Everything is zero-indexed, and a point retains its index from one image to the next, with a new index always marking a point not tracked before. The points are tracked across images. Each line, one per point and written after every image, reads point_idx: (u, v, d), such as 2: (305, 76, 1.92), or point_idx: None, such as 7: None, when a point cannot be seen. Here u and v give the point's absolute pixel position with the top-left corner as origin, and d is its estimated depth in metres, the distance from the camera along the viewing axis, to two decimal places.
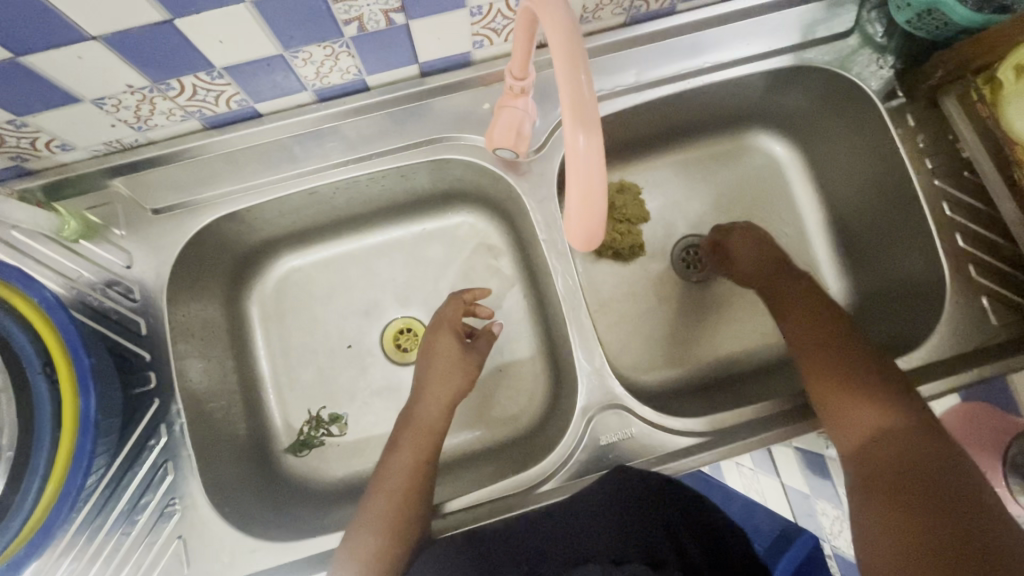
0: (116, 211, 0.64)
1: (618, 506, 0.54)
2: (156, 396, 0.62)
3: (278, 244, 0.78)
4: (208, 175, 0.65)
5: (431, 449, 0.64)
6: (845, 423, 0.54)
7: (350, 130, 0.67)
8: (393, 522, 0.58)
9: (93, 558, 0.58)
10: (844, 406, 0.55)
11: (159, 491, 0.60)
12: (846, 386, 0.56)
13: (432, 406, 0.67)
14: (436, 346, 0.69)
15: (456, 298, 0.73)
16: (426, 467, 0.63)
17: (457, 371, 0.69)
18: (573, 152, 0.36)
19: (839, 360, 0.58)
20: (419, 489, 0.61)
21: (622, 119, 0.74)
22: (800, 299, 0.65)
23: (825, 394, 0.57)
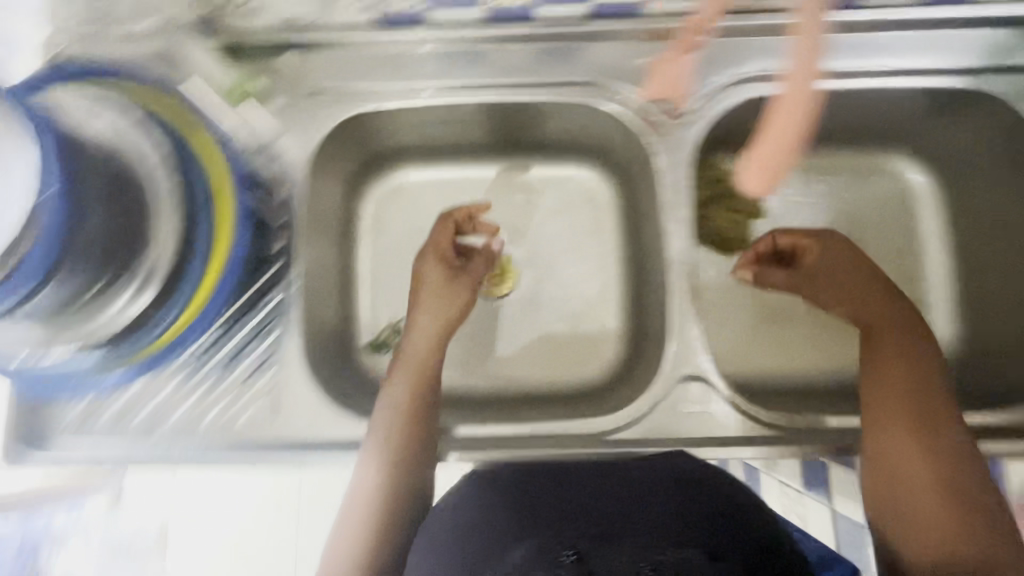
0: (278, 84, 0.68)
1: (679, 510, 0.55)
2: (279, 259, 0.66)
3: (404, 155, 0.81)
4: (367, 70, 0.69)
5: (431, 384, 0.65)
6: (900, 460, 0.55)
7: (505, 57, 0.69)
8: (394, 465, 0.61)
9: (196, 385, 0.64)
10: (888, 442, 0.56)
11: (263, 342, 0.65)
12: (905, 431, 0.56)
13: (422, 343, 0.67)
14: (426, 275, 0.70)
15: (444, 222, 0.73)
16: (417, 405, 0.63)
17: (452, 293, 0.70)
18: (776, 132, 0.43)
19: (905, 406, 0.57)
20: (412, 430, 0.62)
21: None
22: (884, 318, 0.63)
23: (874, 432, 0.57)
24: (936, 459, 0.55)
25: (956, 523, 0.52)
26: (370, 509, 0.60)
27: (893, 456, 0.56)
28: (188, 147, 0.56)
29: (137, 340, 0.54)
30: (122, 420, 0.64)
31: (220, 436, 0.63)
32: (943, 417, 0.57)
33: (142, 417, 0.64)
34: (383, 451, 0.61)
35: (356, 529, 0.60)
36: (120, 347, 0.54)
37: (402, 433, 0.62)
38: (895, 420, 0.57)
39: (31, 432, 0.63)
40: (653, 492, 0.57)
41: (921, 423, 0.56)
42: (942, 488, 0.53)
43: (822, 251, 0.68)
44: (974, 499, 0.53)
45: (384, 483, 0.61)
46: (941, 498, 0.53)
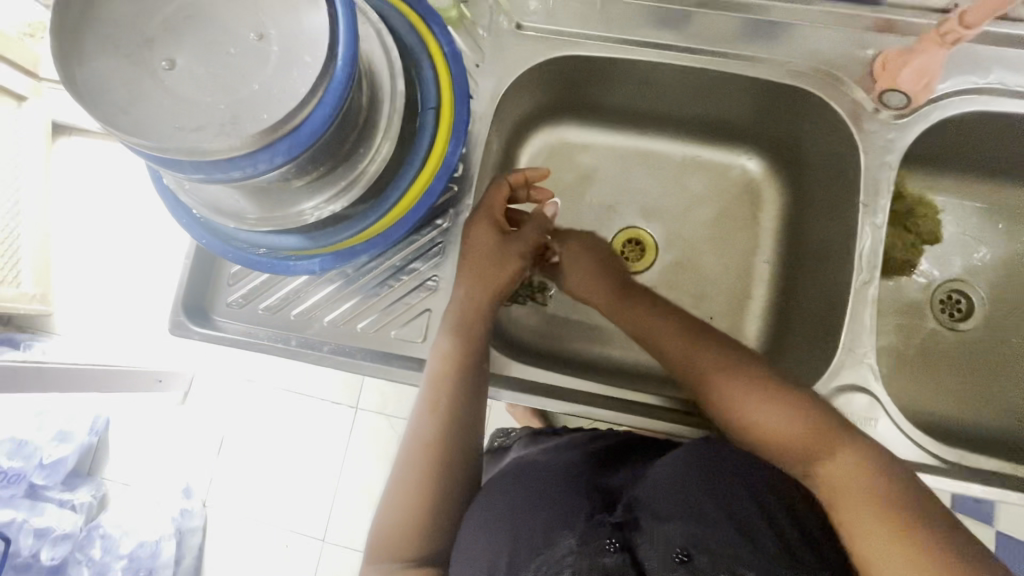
0: (486, 13, 0.68)
1: (708, 488, 0.51)
2: (456, 184, 0.66)
3: (573, 111, 0.80)
4: (575, 15, 0.68)
5: (473, 340, 0.60)
6: (780, 436, 0.52)
7: (719, 26, 0.67)
8: (428, 440, 0.58)
9: (354, 292, 0.65)
10: (749, 420, 0.54)
11: (428, 263, 0.65)
12: (762, 404, 0.54)
13: (460, 307, 0.61)
14: (472, 231, 0.63)
15: (497, 184, 0.65)
16: (451, 376, 0.59)
17: (502, 269, 0.63)
18: None
19: (709, 364, 0.58)
20: (447, 402, 0.59)
21: (991, 128, 0.66)
22: (682, 333, 0.61)
23: (736, 424, 0.55)
24: (800, 421, 0.52)
25: (856, 485, 0.48)
26: (418, 465, 0.57)
27: (769, 426, 0.53)
28: (417, 43, 0.55)
29: (341, 231, 0.55)
30: (276, 313, 0.65)
31: (369, 344, 0.64)
32: (747, 376, 0.56)
33: (298, 310, 0.65)
34: (423, 427, 0.58)
35: (393, 501, 0.57)
36: (324, 235, 0.55)
37: (438, 403, 0.59)
38: (768, 396, 0.54)
39: (194, 299, 0.65)
40: (679, 477, 0.53)
41: (747, 394, 0.54)
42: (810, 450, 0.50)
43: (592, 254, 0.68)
44: (813, 431, 0.51)
45: (433, 439, 0.58)
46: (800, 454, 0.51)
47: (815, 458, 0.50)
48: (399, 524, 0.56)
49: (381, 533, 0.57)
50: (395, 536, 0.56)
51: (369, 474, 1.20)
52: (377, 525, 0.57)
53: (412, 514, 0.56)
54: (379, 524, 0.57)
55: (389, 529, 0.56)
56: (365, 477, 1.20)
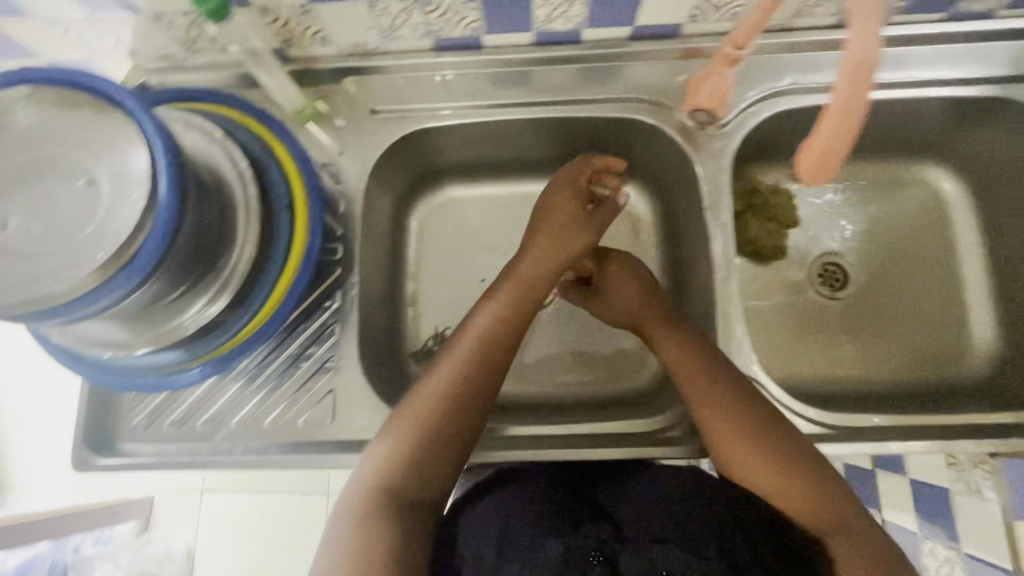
0: (340, 105, 0.73)
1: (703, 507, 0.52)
2: (339, 265, 0.69)
3: (450, 172, 0.85)
4: (423, 92, 0.74)
5: (505, 336, 0.62)
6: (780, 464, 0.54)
7: (553, 78, 0.74)
8: (443, 394, 0.57)
9: (257, 389, 0.66)
10: (740, 446, 0.56)
11: (325, 345, 0.67)
12: (772, 431, 0.56)
13: (506, 303, 0.63)
14: (557, 206, 0.70)
15: (585, 162, 0.72)
16: (479, 364, 0.59)
17: (574, 227, 0.69)
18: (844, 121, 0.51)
19: (705, 395, 0.59)
20: (478, 377, 0.59)
21: (807, 119, 0.74)
22: (690, 348, 0.62)
23: (729, 454, 0.56)
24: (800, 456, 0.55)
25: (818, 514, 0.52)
26: (416, 441, 0.55)
27: (770, 456, 0.55)
28: (264, 151, 0.59)
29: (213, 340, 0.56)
30: (182, 427, 0.66)
31: (281, 436, 0.65)
32: (749, 410, 0.58)
33: (206, 418, 0.66)
34: (443, 381, 0.58)
35: (396, 438, 0.56)
36: (200, 343, 0.56)
37: (463, 383, 0.58)
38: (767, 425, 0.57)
39: (95, 433, 0.65)
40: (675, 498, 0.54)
41: (748, 432, 0.56)
42: (795, 484, 0.53)
43: (619, 276, 0.72)
44: (798, 465, 0.54)
45: (431, 423, 0.56)
46: (780, 490, 0.54)
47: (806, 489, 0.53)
48: (396, 456, 0.55)
49: (372, 468, 0.55)
50: (384, 476, 0.54)
51: None
52: (363, 466, 0.55)
53: (411, 456, 0.55)
54: (367, 465, 0.55)
55: (382, 467, 0.55)
56: None
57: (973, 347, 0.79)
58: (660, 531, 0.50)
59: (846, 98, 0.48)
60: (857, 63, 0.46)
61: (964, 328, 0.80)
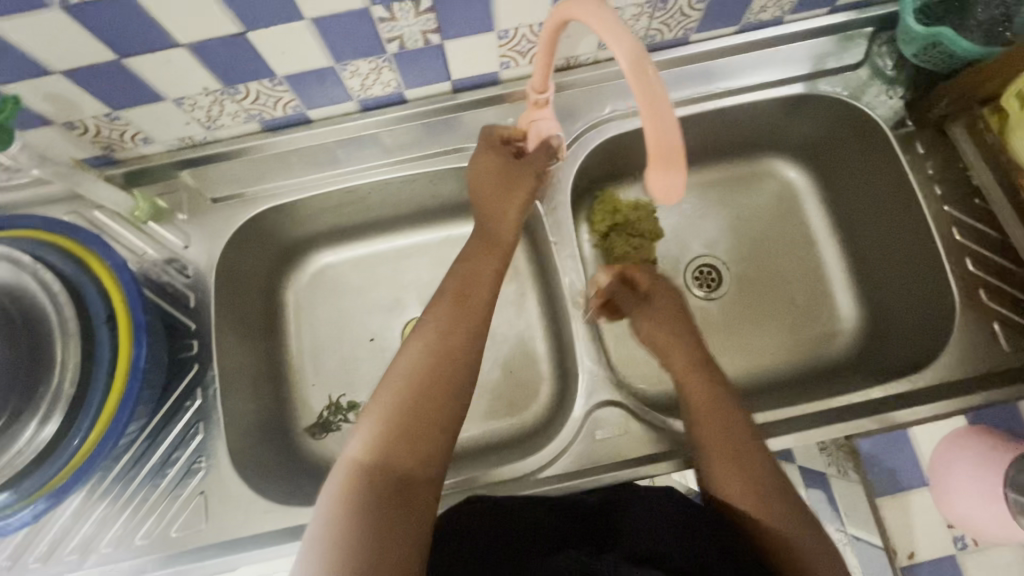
0: (182, 199, 0.73)
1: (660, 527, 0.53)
2: (196, 362, 0.69)
3: (315, 241, 0.85)
4: (262, 172, 0.74)
5: (479, 313, 0.60)
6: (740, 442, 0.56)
7: (389, 138, 0.75)
8: (422, 376, 0.54)
9: (125, 505, 0.65)
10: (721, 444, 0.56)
11: (188, 448, 0.67)
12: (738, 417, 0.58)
13: (472, 281, 0.62)
14: (480, 159, 0.70)
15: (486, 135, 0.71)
16: (455, 346, 0.57)
17: (518, 193, 0.68)
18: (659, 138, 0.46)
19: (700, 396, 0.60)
20: (455, 356, 0.56)
21: (640, 138, 0.77)
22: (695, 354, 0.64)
23: (714, 446, 0.57)
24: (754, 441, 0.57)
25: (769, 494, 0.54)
26: (402, 400, 0.53)
27: (737, 437, 0.56)
28: (79, 270, 0.58)
29: (40, 474, 0.54)
30: (48, 561, 0.62)
31: (153, 550, 0.63)
32: (739, 419, 0.58)
33: (73, 545, 0.63)
34: (414, 364, 0.55)
35: (379, 418, 0.53)
36: (25, 481, 0.53)
37: (448, 357, 0.56)
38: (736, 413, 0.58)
39: None
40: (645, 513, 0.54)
41: (733, 446, 0.56)
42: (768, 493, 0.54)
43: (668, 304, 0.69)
44: (768, 466, 0.55)
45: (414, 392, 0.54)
46: (757, 504, 0.53)
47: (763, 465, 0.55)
48: (383, 436, 0.52)
49: (358, 450, 0.52)
50: (376, 450, 0.51)
51: None
52: (351, 446, 0.52)
53: (398, 436, 0.52)
54: (356, 445, 0.52)
55: (370, 442, 0.52)
56: None
57: (838, 327, 0.81)
58: (648, 553, 0.50)
59: (663, 183, 0.48)
60: (656, 140, 0.45)
61: (831, 308, 0.82)
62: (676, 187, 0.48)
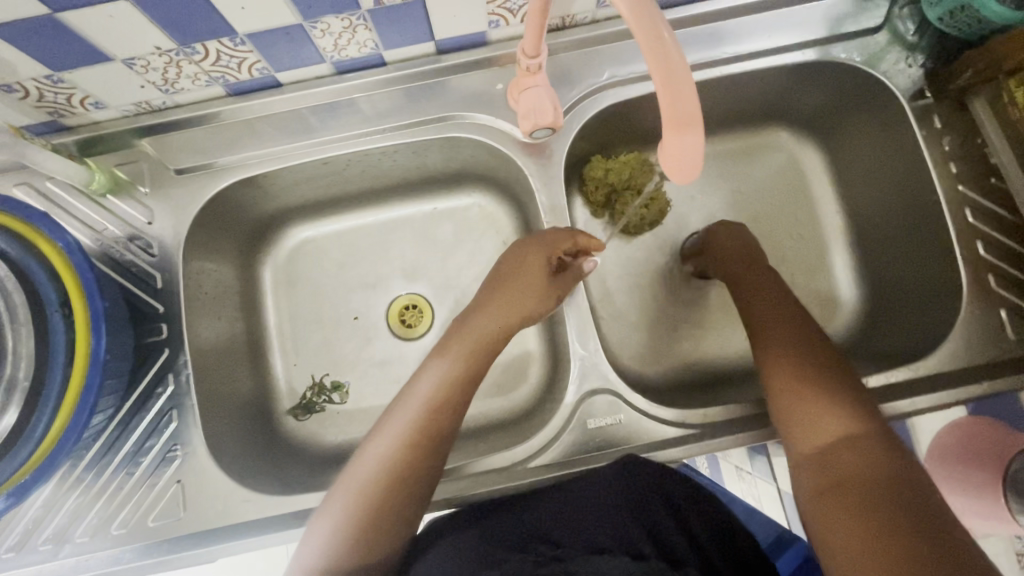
0: (141, 169, 0.67)
1: (608, 516, 0.55)
2: (166, 347, 0.65)
3: (293, 214, 0.80)
4: (228, 140, 0.68)
5: (456, 407, 0.59)
6: (822, 411, 0.52)
7: (369, 103, 0.68)
8: (374, 489, 0.54)
9: (98, 494, 0.62)
10: (809, 427, 0.52)
11: (162, 436, 0.63)
12: (819, 384, 0.54)
13: (437, 377, 0.59)
14: (527, 257, 0.65)
15: (542, 245, 0.66)
16: (415, 459, 0.55)
17: (523, 296, 0.65)
18: (665, 63, 0.40)
19: (786, 371, 0.56)
20: (417, 462, 0.55)
21: (639, 107, 0.72)
22: (781, 319, 0.61)
23: (787, 401, 0.55)
24: (843, 407, 0.52)
25: (855, 463, 0.48)
26: (359, 505, 0.53)
27: (813, 399, 0.53)
28: (29, 255, 0.53)
29: None
30: (22, 550, 0.60)
31: (131, 539, 0.60)
32: (843, 399, 0.52)
33: (47, 534, 0.60)
34: (368, 474, 0.55)
35: (335, 525, 0.53)
36: None
37: (400, 469, 0.55)
38: (820, 377, 0.54)
39: None
40: (591, 498, 0.57)
41: (819, 402, 0.53)
42: (849, 475, 0.47)
43: (735, 236, 0.72)
44: (859, 439, 0.49)
45: (369, 498, 0.54)
46: (829, 468, 0.49)
47: (847, 430, 0.50)
48: (333, 546, 0.52)
49: (313, 554, 0.52)
50: (326, 557, 0.52)
51: None
52: (307, 548, 0.53)
53: (347, 551, 0.52)
54: (308, 552, 0.53)
55: (323, 550, 0.52)
56: None
57: (837, 308, 0.79)
58: (605, 540, 0.53)
59: (670, 105, 0.42)
60: (645, 36, 0.39)
61: (831, 289, 0.80)
62: (689, 120, 0.42)
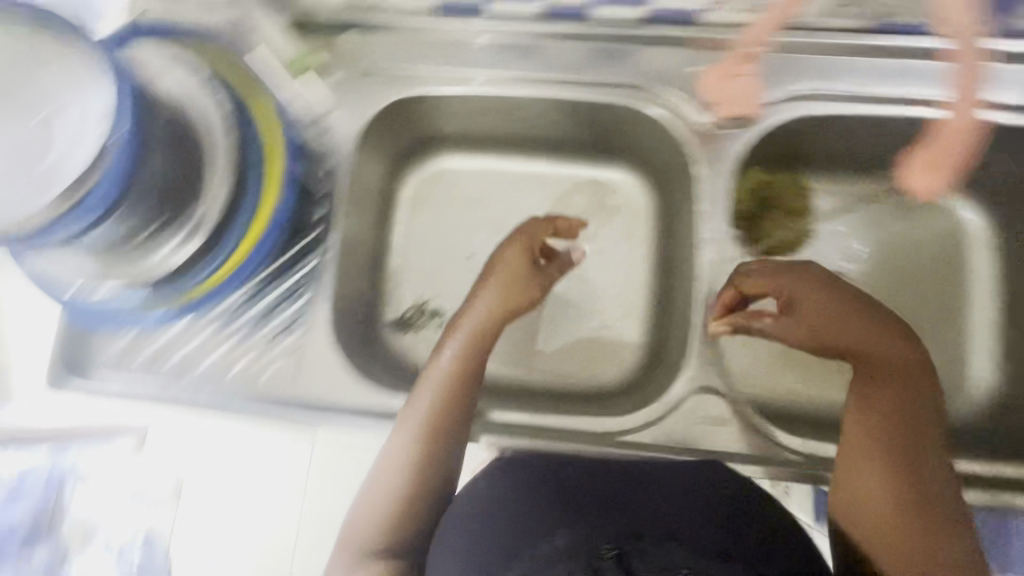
0: (336, 60, 0.71)
1: (681, 509, 0.57)
2: (319, 226, 0.70)
3: (445, 142, 0.82)
4: (423, 53, 0.71)
5: (467, 387, 0.64)
6: (886, 479, 0.55)
7: (561, 54, 0.70)
8: (398, 470, 0.61)
9: (226, 338, 0.68)
10: (871, 489, 0.55)
11: (292, 305, 0.69)
12: (894, 455, 0.56)
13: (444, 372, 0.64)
14: (507, 255, 0.70)
15: (513, 242, 0.70)
16: (431, 443, 0.62)
17: (524, 293, 0.68)
18: None
19: (867, 435, 0.57)
20: (432, 448, 0.62)
21: (823, 126, 0.70)
22: (883, 377, 0.58)
23: (863, 465, 0.56)
24: (910, 479, 0.55)
25: (910, 531, 0.54)
26: (392, 482, 0.61)
27: (888, 469, 0.55)
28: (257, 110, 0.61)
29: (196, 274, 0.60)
30: (153, 364, 0.68)
31: (242, 387, 0.67)
32: (910, 469, 0.56)
33: (176, 359, 0.68)
34: (391, 458, 0.62)
35: (375, 497, 0.61)
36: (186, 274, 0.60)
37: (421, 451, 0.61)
38: (898, 447, 0.56)
39: (71, 357, 0.68)
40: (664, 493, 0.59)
41: (891, 470, 0.55)
42: (905, 538, 0.54)
43: (797, 280, 0.62)
44: (913, 509, 0.55)
45: (399, 476, 0.61)
46: (883, 531, 0.55)
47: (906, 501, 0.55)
48: (371, 517, 0.60)
49: (356, 520, 0.61)
50: (368, 525, 0.60)
51: None
52: (353, 512, 0.61)
53: (383, 522, 0.60)
54: (354, 516, 0.61)
55: (365, 518, 0.60)
56: None
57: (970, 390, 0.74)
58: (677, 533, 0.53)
59: None
60: None
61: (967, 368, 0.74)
62: None
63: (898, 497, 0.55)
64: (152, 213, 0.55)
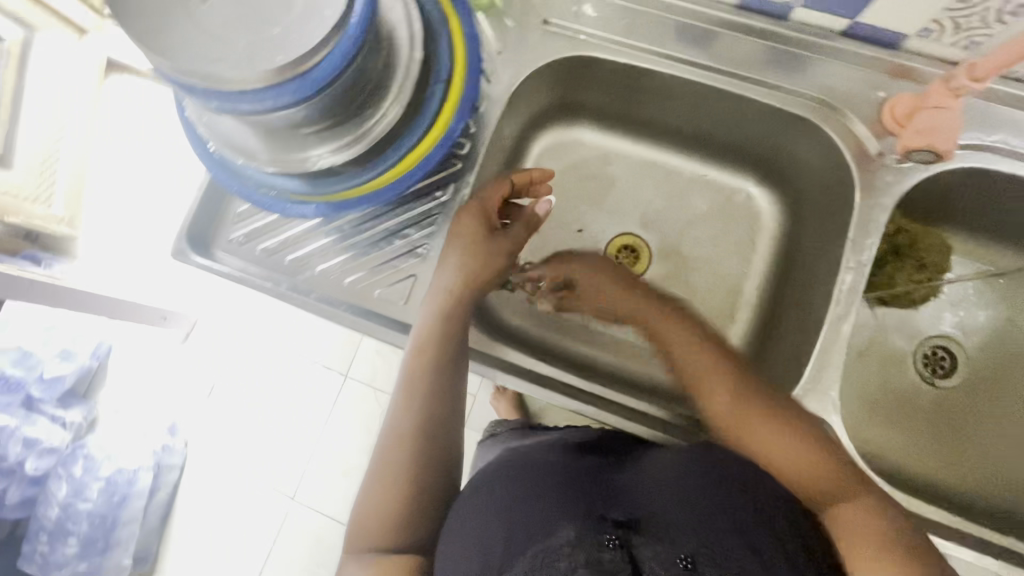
0: (516, 4, 0.71)
1: (685, 503, 0.50)
2: (460, 161, 0.69)
3: (589, 113, 0.82)
4: (602, 18, 0.70)
5: (436, 367, 0.61)
6: (803, 458, 0.52)
7: (740, 50, 0.68)
8: (392, 460, 0.60)
9: (347, 247, 0.68)
10: (793, 465, 0.52)
11: (418, 233, 0.68)
12: (766, 417, 0.54)
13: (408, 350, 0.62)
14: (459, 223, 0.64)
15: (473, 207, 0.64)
16: (416, 432, 0.60)
17: (467, 255, 0.64)
18: None
19: (760, 413, 0.55)
20: (416, 437, 0.60)
21: (995, 186, 0.67)
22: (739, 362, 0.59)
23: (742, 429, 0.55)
24: (801, 445, 0.53)
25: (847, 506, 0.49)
26: (388, 472, 0.60)
27: (770, 433, 0.54)
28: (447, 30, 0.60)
29: (349, 180, 0.61)
30: (273, 255, 0.69)
31: (354, 298, 0.67)
32: (797, 429, 0.54)
33: (297, 255, 0.69)
34: (383, 449, 0.61)
35: (377, 489, 0.60)
36: (343, 177, 0.61)
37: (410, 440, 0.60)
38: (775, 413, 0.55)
39: (197, 230, 0.69)
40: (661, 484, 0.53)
41: (796, 450, 0.53)
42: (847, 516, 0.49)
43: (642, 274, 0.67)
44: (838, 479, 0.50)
45: (394, 462, 0.60)
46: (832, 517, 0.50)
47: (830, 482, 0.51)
48: (373, 509, 0.59)
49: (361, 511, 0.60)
50: (373, 516, 0.59)
51: (346, 445, 1.20)
52: (361, 503, 0.60)
53: (385, 512, 0.59)
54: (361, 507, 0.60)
55: (370, 510, 0.59)
56: (345, 443, 1.20)
57: None
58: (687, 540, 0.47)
59: None
60: None
61: None
62: None
63: (822, 474, 0.51)
64: (326, 115, 0.54)
